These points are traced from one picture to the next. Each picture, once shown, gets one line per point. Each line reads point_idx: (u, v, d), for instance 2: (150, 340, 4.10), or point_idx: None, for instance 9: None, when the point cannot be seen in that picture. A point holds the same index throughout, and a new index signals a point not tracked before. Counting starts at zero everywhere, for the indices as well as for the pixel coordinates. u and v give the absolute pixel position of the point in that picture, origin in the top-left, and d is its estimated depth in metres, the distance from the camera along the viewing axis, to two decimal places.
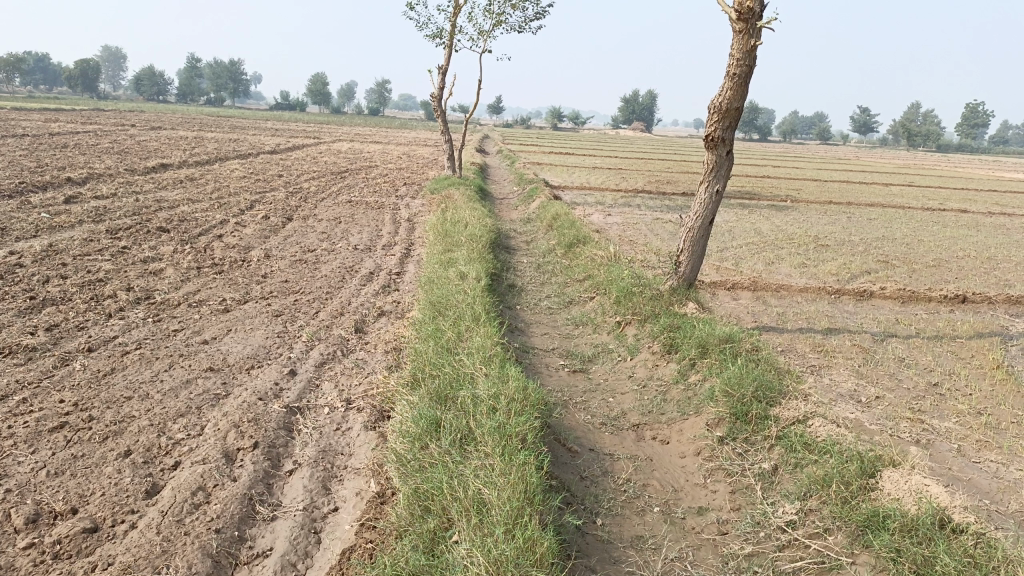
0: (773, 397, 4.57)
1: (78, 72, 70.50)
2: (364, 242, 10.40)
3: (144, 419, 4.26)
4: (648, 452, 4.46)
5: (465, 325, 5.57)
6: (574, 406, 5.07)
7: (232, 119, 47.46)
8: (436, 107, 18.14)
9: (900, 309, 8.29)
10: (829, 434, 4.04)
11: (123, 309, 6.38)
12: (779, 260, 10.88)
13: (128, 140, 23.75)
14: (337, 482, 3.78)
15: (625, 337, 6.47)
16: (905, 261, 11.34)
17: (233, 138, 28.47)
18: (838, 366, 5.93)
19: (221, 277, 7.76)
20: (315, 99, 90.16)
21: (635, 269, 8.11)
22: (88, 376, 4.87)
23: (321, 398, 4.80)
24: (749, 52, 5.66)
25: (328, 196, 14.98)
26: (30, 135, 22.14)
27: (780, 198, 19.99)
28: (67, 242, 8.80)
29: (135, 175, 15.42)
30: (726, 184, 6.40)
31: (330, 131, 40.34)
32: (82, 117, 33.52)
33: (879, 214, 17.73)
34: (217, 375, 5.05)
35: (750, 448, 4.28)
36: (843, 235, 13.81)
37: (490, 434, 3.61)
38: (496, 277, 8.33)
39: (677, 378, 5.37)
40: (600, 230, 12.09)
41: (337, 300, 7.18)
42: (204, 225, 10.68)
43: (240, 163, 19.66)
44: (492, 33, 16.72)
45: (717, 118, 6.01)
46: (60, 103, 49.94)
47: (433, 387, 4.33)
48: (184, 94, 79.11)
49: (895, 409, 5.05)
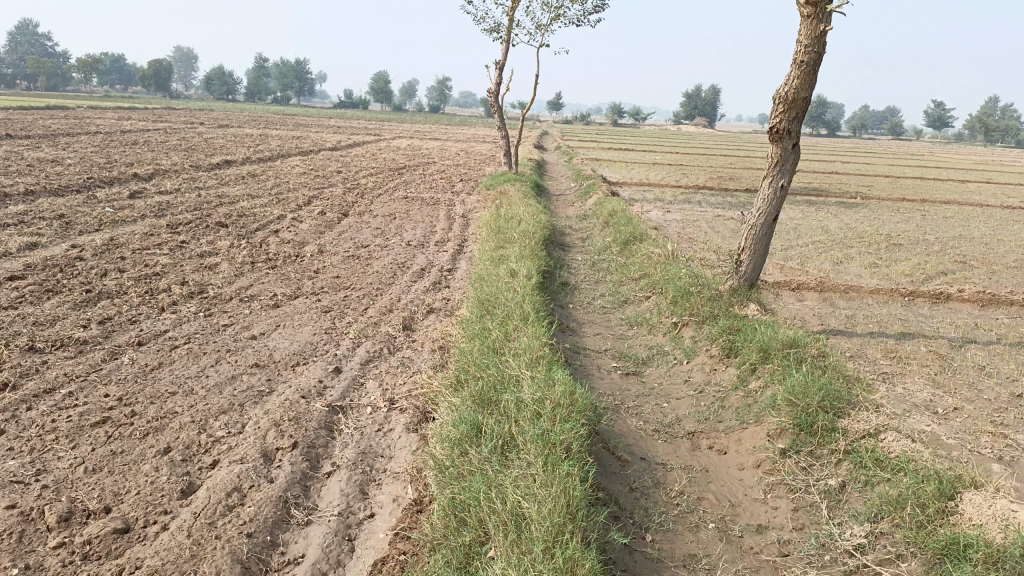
0: (841, 407, 4.25)
1: (151, 71, 72.74)
2: (418, 238, 10.31)
3: (186, 415, 4.21)
4: (703, 463, 4.20)
5: (513, 325, 5.39)
6: (626, 410, 4.84)
7: (296, 117, 48.29)
8: (494, 102, 18.00)
9: (980, 313, 7.77)
10: (903, 450, 3.72)
11: (176, 303, 6.40)
12: (847, 260, 10.39)
13: (195, 137, 24.28)
14: (375, 487, 3.65)
15: (681, 339, 6.20)
16: (984, 262, 10.71)
17: (297, 135, 28.91)
18: (912, 374, 5.54)
19: (273, 272, 7.76)
20: (377, 97, 91.24)
21: (694, 267, 7.81)
22: (135, 370, 4.86)
23: (364, 398, 4.68)
24: (819, 38, 5.32)
25: (384, 192, 14.99)
26: (103, 132, 22.83)
27: (849, 195, 19.25)
28: (128, 236, 8.94)
29: (198, 171, 15.73)
30: (791, 179, 6.06)
31: (391, 128, 40.63)
32: (154, 116, 34.49)
33: (955, 212, 16.88)
34: (262, 371, 4.99)
35: (815, 462, 3.98)
36: (917, 234, 13.14)
37: (533, 442, 3.42)
38: (549, 275, 8.12)
39: (736, 384, 5.09)
40: (658, 227, 11.75)
41: (387, 296, 7.08)
42: (261, 220, 10.77)
43: (300, 160, 19.90)
44: (550, 27, 16.48)
45: (783, 109, 5.67)
46: (134, 101, 51.63)
47: (476, 389, 4.16)
48: (251, 93, 81.00)
49: (975, 422, 4.66)
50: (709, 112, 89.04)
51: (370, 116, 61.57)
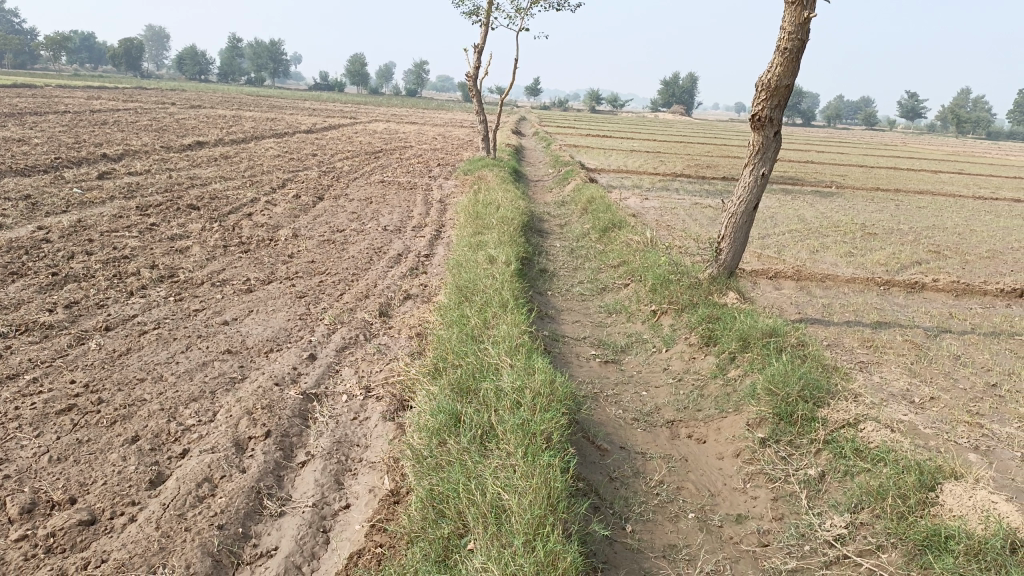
0: (820, 397, 4.24)
1: (122, 49, 71.22)
2: (394, 223, 10.19)
3: (155, 403, 4.09)
4: (683, 451, 4.18)
5: (492, 311, 5.32)
6: (605, 399, 4.80)
7: (270, 98, 47.59)
8: (472, 86, 17.82)
9: (954, 303, 7.83)
10: (882, 440, 3.71)
11: (145, 287, 6.25)
12: (823, 249, 10.44)
13: (167, 117, 23.81)
14: (350, 477, 3.57)
15: (660, 327, 6.17)
16: (957, 252, 10.82)
17: (271, 117, 28.48)
18: (888, 363, 5.56)
19: (247, 256, 7.61)
20: (354, 80, 90.24)
21: (673, 255, 7.78)
22: (102, 356, 4.72)
23: (340, 385, 4.59)
24: (803, 25, 5.29)
25: (361, 176, 14.80)
26: (71, 111, 22.31)
27: (824, 184, 19.37)
28: (96, 218, 8.72)
29: (170, 152, 15.42)
30: (772, 167, 6.03)
31: (368, 111, 40.17)
32: (124, 95, 33.72)
33: (928, 202, 17.05)
34: (234, 358, 4.87)
35: (795, 451, 3.97)
36: (891, 224, 13.25)
37: (512, 431, 3.36)
38: (527, 262, 8.06)
39: (716, 372, 5.07)
40: (637, 214, 11.73)
41: (363, 282, 6.97)
42: (234, 202, 10.57)
43: (275, 142, 19.61)
44: (530, 10, 16.31)
45: (765, 96, 5.64)
46: (104, 80, 50.58)
47: (454, 376, 4.09)
48: (225, 74, 79.69)
49: (951, 411, 4.69)
50: (686, 100, 89.25)
51: (347, 99, 60.81)
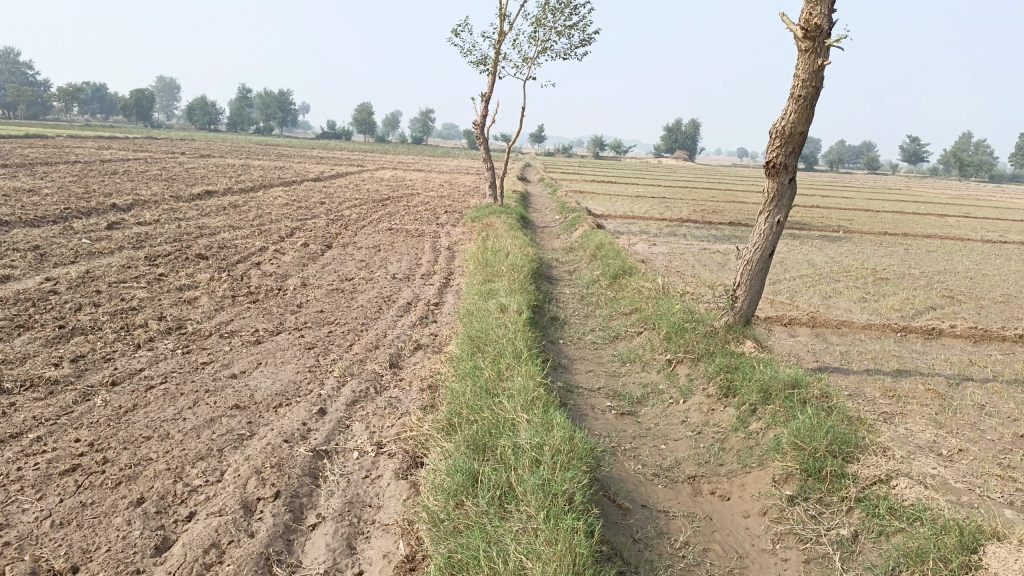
0: (849, 451, 4.09)
1: (133, 101, 72.47)
2: (403, 271, 10.13)
3: (161, 462, 3.97)
4: (706, 509, 4.03)
5: (505, 363, 5.21)
6: (624, 453, 4.65)
7: (278, 147, 48.14)
8: (479, 134, 17.95)
9: (973, 349, 7.69)
10: (917, 498, 3.56)
11: (153, 339, 6.16)
12: (836, 294, 10.34)
13: (176, 167, 24.04)
14: (363, 541, 3.43)
15: (677, 377, 6.05)
16: (971, 296, 10.70)
17: (279, 166, 28.75)
18: (913, 414, 5.41)
19: (255, 306, 7.54)
20: (360, 129, 91.42)
21: (686, 302, 7.68)
22: (108, 412, 4.62)
23: (350, 441, 4.47)
24: (817, 72, 5.27)
25: (368, 224, 14.82)
26: (82, 162, 22.54)
27: (831, 229, 19.34)
28: (105, 269, 8.68)
29: (179, 202, 15.49)
30: (787, 214, 5.97)
31: (375, 159, 40.52)
32: (134, 145, 34.11)
33: (937, 246, 16.98)
34: (242, 413, 4.75)
35: (825, 510, 3.82)
36: (902, 268, 13.16)
37: (532, 492, 3.23)
38: (538, 310, 7.97)
39: (736, 425, 4.93)
40: (646, 260, 11.67)
41: (373, 332, 6.87)
42: (243, 252, 10.54)
43: (283, 191, 19.72)
44: (537, 60, 16.51)
45: (780, 143, 5.60)
46: (115, 131, 51.33)
47: (470, 432, 3.96)
48: (234, 123, 80.91)
49: (983, 464, 4.53)
50: (689, 145, 90.11)
51: (354, 147, 61.49)
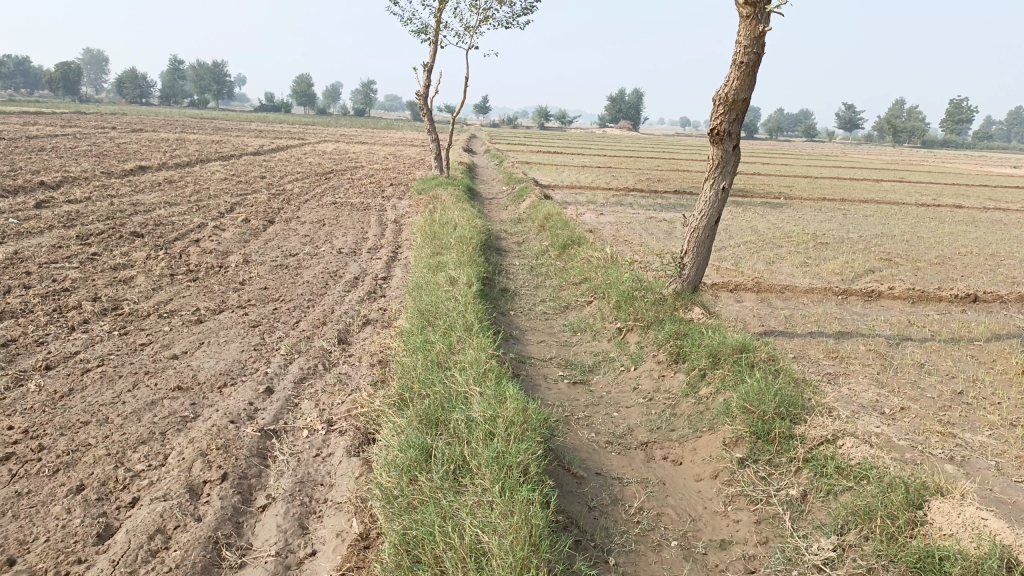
0: (796, 413, 4.16)
1: (58, 74, 69.35)
2: (349, 246, 9.94)
3: (101, 448, 3.82)
4: (660, 474, 4.06)
5: (456, 336, 5.15)
6: (577, 422, 4.66)
7: (215, 120, 46.73)
8: (422, 105, 17.66)
9: (911, 310, 7.92)
10: (863, 457, 3.65)
11: (88, 321, 5.92)
12: (779, 259, 10.52)
13: (107, 142, 23.10)
14: (315, 520, 3.36)
15: (627, 345, 6.08)
16: (908, 259, 11.01)
17: (216, 140, 27.91)
18: (856, 374, 5.55)
19: (195, 285, 7.31)
20: (300, 101, 89.27)
21: (635, 271, 7.71)
22: (43, 398, 4.41)
23: (299, 420, 4.37)
24: (758, 38, 5.28)
25: (312, 198, 14.52)
26: (5, 137, 21.50)
27: (773, 196, 19.69)
28: (34, 249, 8.31)
29: (111, 178, 14.90)
30: (732, 181, 6.01)
31: (317, 132, 39.62)
32: (61, 120, 32.64)
33: (875, 210, 17.43)
34: (185, 395, 4.60)
35: (774, 471, 3.89)
36: (841, 233, 13.46)
37: (487, 465, 3.19)
38: (487, 282, 7.91)
39: (686, 391, 4.98)
40: (593, 230, 11.68)
41: (320, 308, 6.73)
42: (181, 229, 10.20)
43: (222, 165, 19.14)
44: (479, 28, 16.27)
45: (723, 110, 5.61)
46: (40, 105, 49.15)
47: (422, 407, 3.90)
48: (167, 96, 78.21)
49: (922, 421, 4.67)
50: (633, 114, 90.49)
51: (295, 119, 60.02)
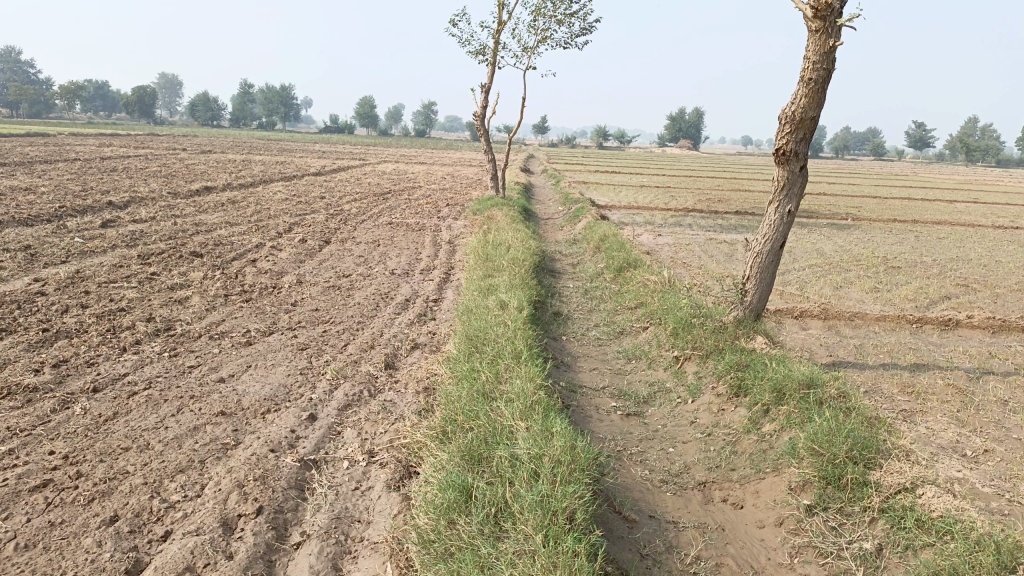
0: (870, 457, 3.82)
1: (135, 98, 72.28)
2: (402, 267, 9.87)
3: (138, 476, 3.74)
4: (719, 519, 3.78)
5: (504, 364, 4.96)
6: (630, 458, 4.41)
7: (280, 141, 47.95)
8: (480, 126, 17.65)
9: (991, 341, 7.40)
10: (947, 509, 3.30)
11: (139, 342, 5.94)
12: (847, 284, 10.05)
13: (176, 163, 23.78)
14: (350, 561, 3.19)
15: (684, 375, 5.79)
16: (986, 285, 10.39)
17: (280, 160, 28.50)
18: (934, 411, 5.15)
19: (248, 305, 7.31)
20: (362, 123, 91.04)
21: (694, 296, 7.42)
22: (87, 422, 4.39)
23: (341, 450, 4.23)
24: (828, 53, 4.99)
25: (368, 218, 14.59)
26: (81, 159, 22.31)
27: (839, 216, 19.05)
28: (95, 268, 8.46)
29: (177, 198, 15.24)
30: (798, 204, 5.69)
31: (378, 153, 40.20)
32: (135, 142, 33.82)
33: (949, 232, 16.65)
34: (227, 421, 4.52)
35: (845, 521, 3.57)
36: (914, 256, 12.84)
37: (530, 509, 2.98)
38: (540, 305, 7.71)
39: (748, 427, 4.67)
40: (651, 252, 11.39)
41: (369, 331, 6.64)
42: (239, 249, 10.30)
43: (283, 185, 19.46)
44: (537, 49, 16.18)
45: (790, 129, 5.32)
46: (117, 128, 51.32)
47: (465, 442, 3.71)
48: (236, 118, 80.90)
49: (1010, 466, 4.26)
50: (694, 134, 89.46)
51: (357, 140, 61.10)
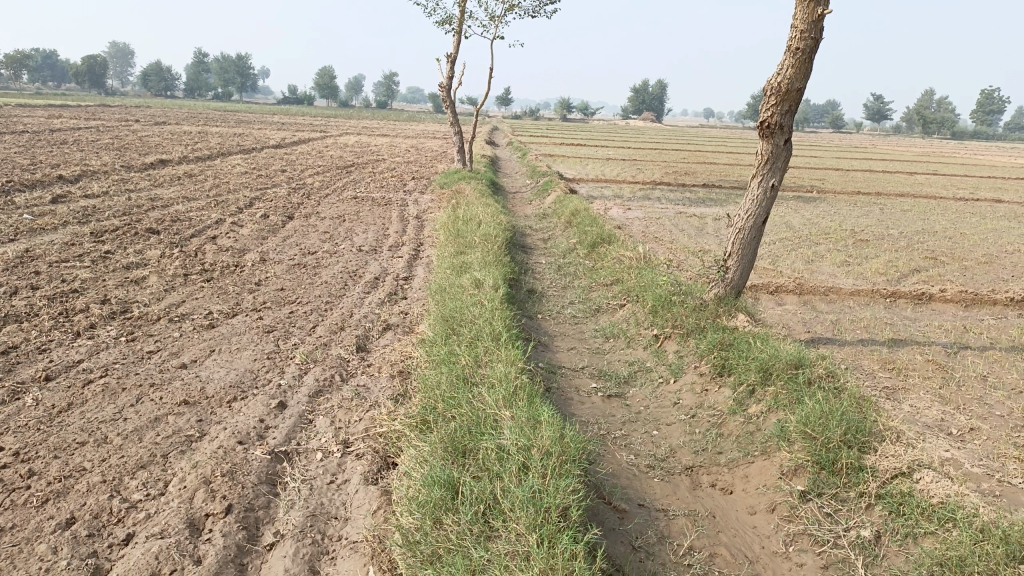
0: (864, 440, 3.73)
1: (86, 67, 69.92)
2: (370, 243, 9.59)
3: (96, 473, 3.49)
4: (709, 506, 3.66)
5: (483, 347, 4.78)
6: (614, 442, 4.28)
7: (237, 112, 46.78)
8: (446, 97, 17.26)
9: (964, 315, 7.41)
10: (947, 496, 3.23)
11: (94, 326, 5.62)
12: (818, 258, 10.03)
13: (130, 134, 22.94)
14: (327, 562, 3.01)
15: (665, 354, 5.67)
16: (953, 257, 10.46)
17: (238, 132, 27.73)
18: (917, 389, 5.10)
19: (210, 285, 7.00)
20: (322, 93, 89.27)
21: (670, 272, 7.28)
22: (40, 414, 4.10)
23: (313, 440, 4.01)
24: (816, 22, 4.84)
25: (332, 192, 14.22)
26: (29, 130, 21.39)
27: (805, 189, 19.13)
28: (46, 247, 8.04)
29: (131, 172, 14.65)
30: (781, 178, 5.57)
31: (340, 125, 39.40)
32: (86, 113, 32.58)
33: (912, 205, 16.80)
34: (191, 410, 4.27)
35: (841, 507, 3.47)
36: (881, 229, 12.91)
37: (521, 506, 2.82)
38: (514, 283, 7.51)
39: (734, 407, 4.56)
40: (621, 226, 11.25)
41: (338, 311, 6.39)
42: (198, 225, 9.91)
43: (242, 158, 18.88)
44: (505, 17, 15.84)
45: (775, 101, 5.17)
46: (67, 98, 49.65)
47: (448, 431, 3.53)
48: (192, 88, 78.83)
49: (996, 444, 4.20)
50: (657, 106, 89.42)
51: (317, 112, 59.89)
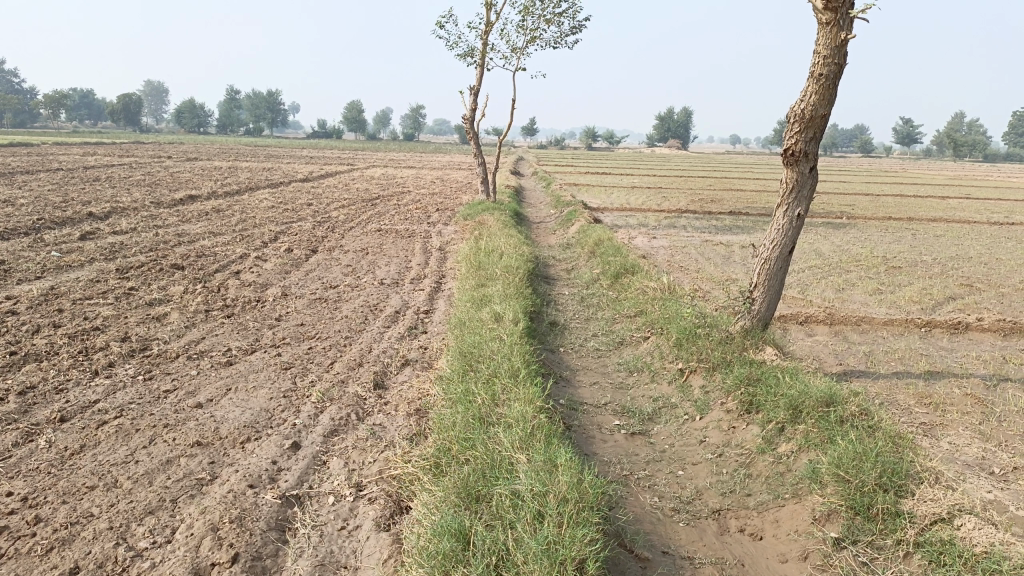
0: (901, 483, 3.53)
1: (122, 106, 71.74)
2: (392, 276, 9.55)
3: (104, 520, 3.41)
4: (738, 553, 3.48)
5: (501, 385, 4.66)
6: (638, 484, 4.12)
7: (267, 147, 47.58)
8: (469, 129, 17.34)
9: (1003, 345, 7.14)
10: (992, 545, 3.02)
11: (112, 364, 5.60)
12: (849, 286, 9.79)
13: (161, 171, 23.38)
14: None
15: (690, 389, 5.49)
16: (990, 284, 10.15)
17: (267, 166, 28.16)
18: (956, 425, 4.87)
19: (230, 321, 6.98)
20: (350, 127, 90.69)
21: (695, 303, 7.12)
22: (52, 456, 4.05)
23: (326, 483, 3.91)
24: (840, 47, 4.71)
25: (356, 225, 14.27)
26: (64, 168, 21.87)
27: (835, 215, 18.83)
28: (71, 284, 8.10)
29: (160, 208, 14.86)
30: (808, 206, 5.41)
31: (367, 158, 39.89)
32: (121, 151, 33.31)
33: (945, 230, 16.43)
34: (203, 452, 4.19)
35: (878, 556, 3.28)
36: (913, 255, 12.62)
37: (535, 559, 2.68)
38: (535, 315, 7.39)
39: (763, 447, 4.38)
40: (646, 256, 11.12)
41: (357, 347, 6.31)
42: (222, 260, 9.96)
43: (269, 192, 19.11)
44: (526, 49, 15.91)
45: (799, 128, 5.04)
46: (103, 135, 50.96)
47: (462, 476, 3.40)
48: (224, 125, 80.51)
49: None
50: (682, 134, 89.38)
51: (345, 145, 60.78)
